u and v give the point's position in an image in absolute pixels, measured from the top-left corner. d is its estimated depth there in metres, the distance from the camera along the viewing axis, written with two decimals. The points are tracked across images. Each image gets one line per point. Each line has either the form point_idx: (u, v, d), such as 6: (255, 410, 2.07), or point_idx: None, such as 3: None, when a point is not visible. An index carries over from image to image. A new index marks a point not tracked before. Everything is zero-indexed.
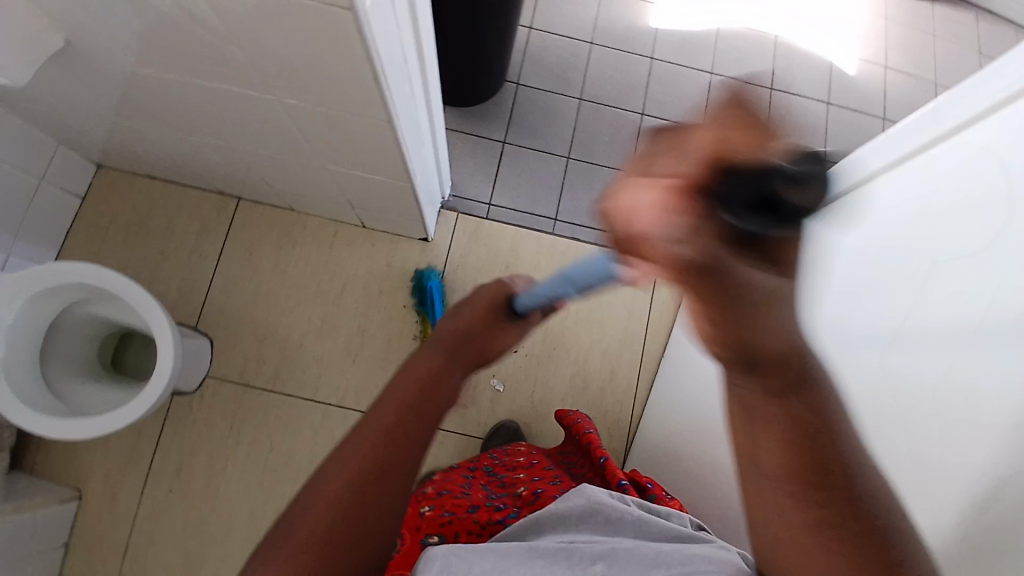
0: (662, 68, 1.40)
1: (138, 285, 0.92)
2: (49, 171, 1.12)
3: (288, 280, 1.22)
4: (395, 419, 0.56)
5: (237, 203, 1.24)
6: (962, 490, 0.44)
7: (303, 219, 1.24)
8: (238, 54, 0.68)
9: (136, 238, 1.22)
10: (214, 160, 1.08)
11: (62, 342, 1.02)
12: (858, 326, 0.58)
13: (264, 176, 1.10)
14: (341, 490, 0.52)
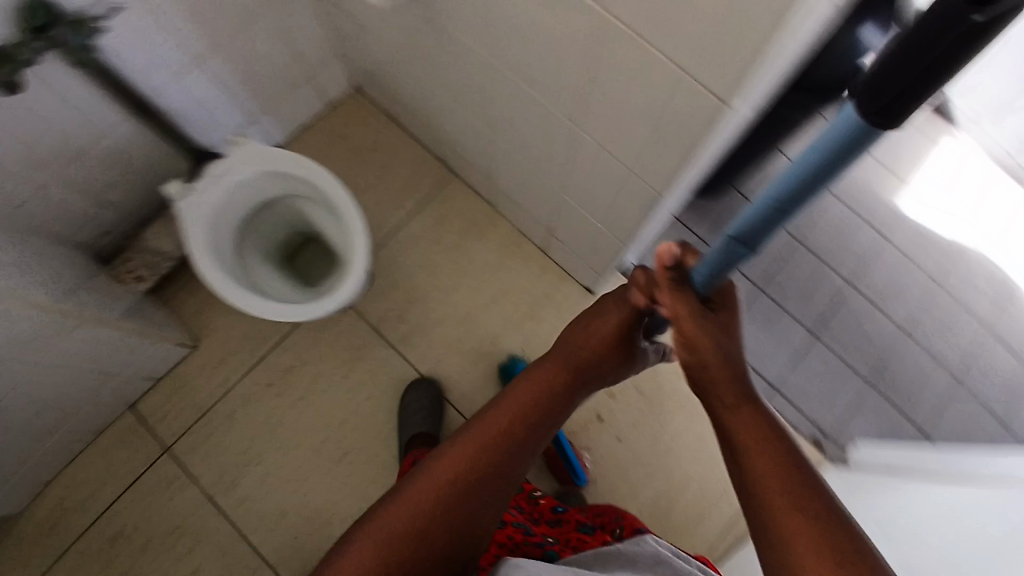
0: (888, 251, 1.35)
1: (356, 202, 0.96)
2: (324, 75, 1.23)
3: (457, 263, 1.27)
4: (489, 443, 0.71)
5: (450, 175, 1.30)
6: None
7: (497, 218, 1.29)
8: (576, 78, 0.71)
9: (355, 162, 1.29)
10: (460, 134, 1.14)
11: (269, 220, 1.08)
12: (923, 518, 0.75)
13: (492, 168, 1.16)
14: (430, 500, 0.68)
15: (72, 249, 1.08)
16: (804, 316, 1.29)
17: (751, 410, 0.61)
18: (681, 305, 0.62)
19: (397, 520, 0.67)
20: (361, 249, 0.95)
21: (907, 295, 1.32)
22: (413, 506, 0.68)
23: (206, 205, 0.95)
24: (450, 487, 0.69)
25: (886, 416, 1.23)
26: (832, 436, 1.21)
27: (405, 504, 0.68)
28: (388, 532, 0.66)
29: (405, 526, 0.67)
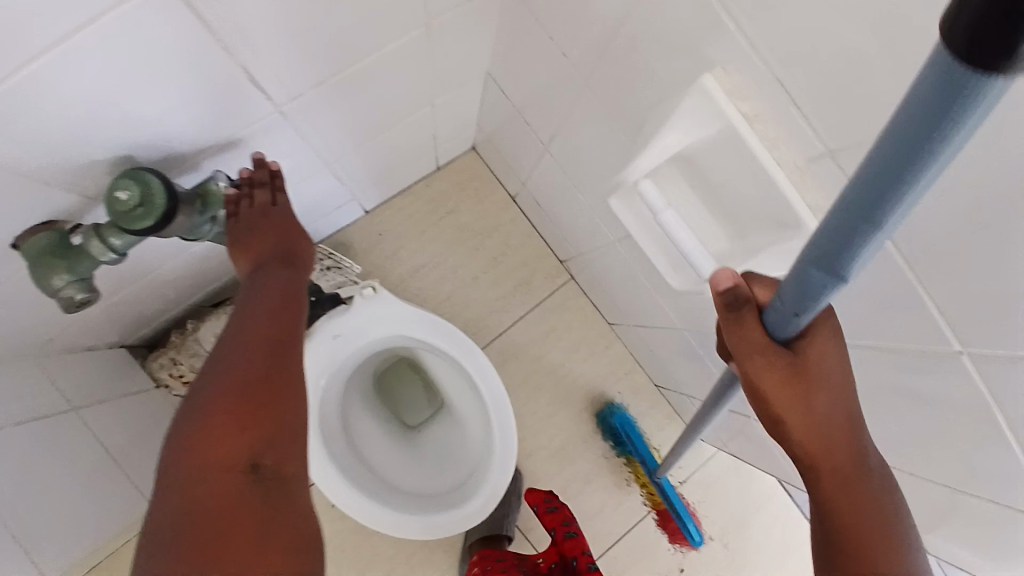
0: None
1: (510, 411, 0.78)
2: (445, 142, 0.95)
3: (559, 385, 1.10)
4: (241, 379, 0.43)
5: (568, 279, 1.10)
6: None
7: (611, 338, 1.11)
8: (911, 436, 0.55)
9: (457, 244, 1.06)
10: (610, 269, 0.92)
11: (375, 360, 0.86)
12: None
13: (638, 312, 0.95)
14: (220, 443, 0.40)
15: (112, 352, 0.87)
16: None
17: (815, 422, 0.41)
18: (774, 369, 0.41)
19: (202, 440, 0.40)
20: (502, 466, 0.78)
21: None
22: (229, 433, 0.41)
23: (321, 369, 0.75)
24: (249, 345, 0.45)
25: None
26: None
27: (215, 409, 0.42)
28: (195, 464, 0.39)
29: (223, 422, 0.41)
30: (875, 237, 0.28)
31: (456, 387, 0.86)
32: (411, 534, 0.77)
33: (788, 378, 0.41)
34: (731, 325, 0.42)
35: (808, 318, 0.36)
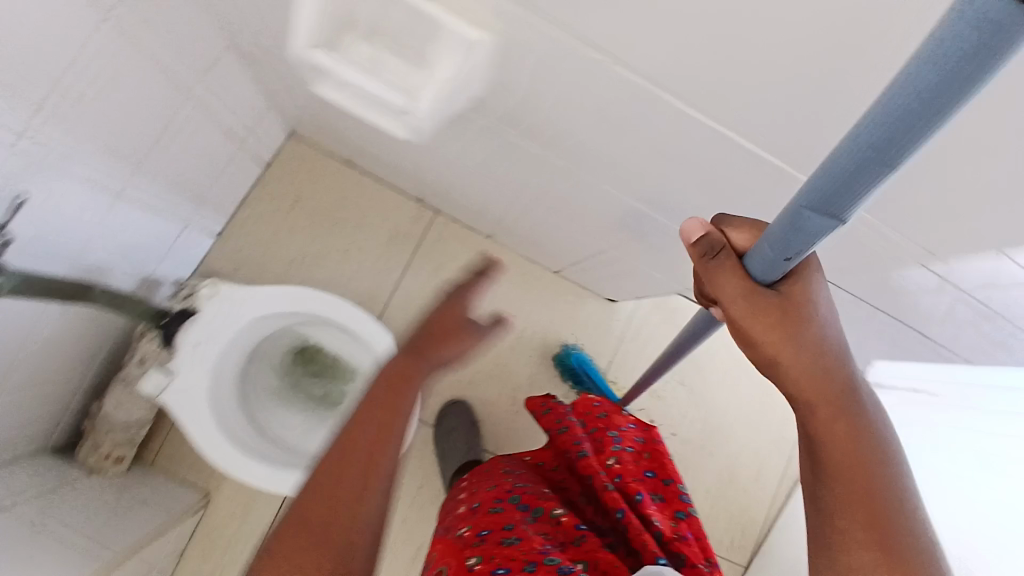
0: None
1: (388, 333, 0.83)
2: (252, 135, 0.98)
3: (469, 311, 1.14)
4: (334, 464, 0.51)
5: (432, 214, 1.13)
6: None
7: (496, 250, 1.15)
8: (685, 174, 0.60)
9: (317, 227, 1.09)
10: (448, 179, 0.97)
11: (263, 351, 0.90)
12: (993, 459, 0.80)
13: (495, 206, 1.00)
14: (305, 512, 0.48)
15: (32, 461, 0.87)
16: None
17: (809, 360, 0.45)
18: (748, 305, 0.44)
19: (317, 480, 0.50)
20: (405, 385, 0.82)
21: None
22: (346, 465, 0.51)
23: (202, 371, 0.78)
24: (340, 443, 0.53)
25: None
26: None
27: (340, 448, 0.53)
28: (320, 491, 0.49)
29: (316, 507, 0.48)
30: (884, 178, 0.32)
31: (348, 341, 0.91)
32: None
33: (769, 309, 0.44)
34: (726, 281, 0.45)
35: (798, 259, 0.41)
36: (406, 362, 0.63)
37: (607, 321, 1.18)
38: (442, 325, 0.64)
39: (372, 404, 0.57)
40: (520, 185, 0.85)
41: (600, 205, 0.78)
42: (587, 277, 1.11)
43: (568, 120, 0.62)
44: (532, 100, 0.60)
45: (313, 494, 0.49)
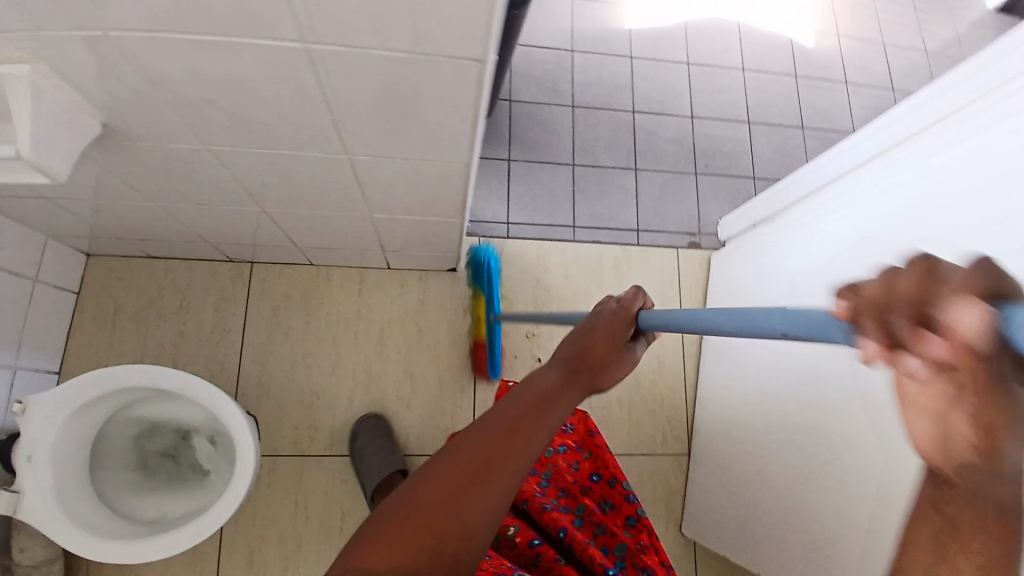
0: (643, 64, 1.43)
1: (208, 386, 0.87)
2: (41, 268, 1.02)
3: (323, 338, 1.16)
4: (466, 475, 0.41)
5: (251, 267, 1.17)
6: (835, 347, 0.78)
7: (326, 272, 1.19)
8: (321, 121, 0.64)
9: (149, 324, 1.13)
10: (229, 228, 1.01)
11: (109, 441, 0.95)
12: (853, 245, 0.82)
13: (286, 234, 1.04)
14: (426, 517, 0.40)
15: None
16: (621, 158, 1.36)
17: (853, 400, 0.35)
18: (939, 405, 0.24)
19: (427, 494, 0.41)
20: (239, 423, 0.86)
21: (679, 90, 1.42)
22: (482, 479, 0.41)
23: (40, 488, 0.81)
24: (446, 474, 0.41)
25: (729, 193, 1.38)
26: (703, 232, 1.35)
27: (459, 468, 0.42)
28: (418, 510, 0.40)
29: (422, 518, 0.40)
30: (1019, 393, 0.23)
31: (188, 407, 0.98)
32: (203, 529, 0.83)
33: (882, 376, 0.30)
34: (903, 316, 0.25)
35: None
36: (552, 378, 0.48)
37: (457, 290, 1.22)
38: (610, 344, 0.51)
39: (524, 406, 0.45)
40: (270, 200, 0.89)
41: (328, 186, 0.82)
42: (415, 259, 1.15)
43: (211, 124, 0.66)
44: (164, 120, 0.64)
45: (421, 510, 0.40)
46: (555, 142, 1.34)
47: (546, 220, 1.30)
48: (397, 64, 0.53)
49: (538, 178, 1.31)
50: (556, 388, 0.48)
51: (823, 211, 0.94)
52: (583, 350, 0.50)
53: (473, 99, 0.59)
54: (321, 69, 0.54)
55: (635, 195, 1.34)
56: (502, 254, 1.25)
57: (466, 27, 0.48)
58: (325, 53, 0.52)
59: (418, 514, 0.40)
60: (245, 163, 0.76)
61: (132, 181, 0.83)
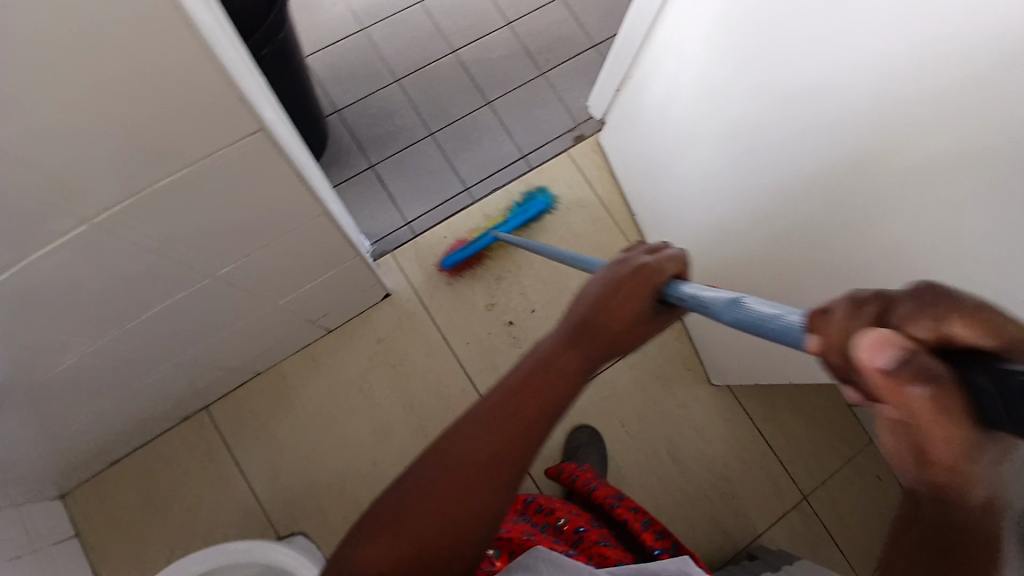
0: (434, 1, 1.36)
1: (251, 542, 0.89)
2: (34, 535, 0.93)
3: (314, 427, 1.13)
4: (496, 412, 0.48)
5: (208, 411, 1.13)
6: (839, 176, 0.73)
7: (276, 371, 1.15)
8: (157, 253, 0.58)
9: (158, 517, 1.08)
10: (164, 391, 0.96)
11: None
12: (809, 70, 0.71)
13: (218, 364, 0.98)
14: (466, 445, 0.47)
15: None
16: (469, 99, 1.31)
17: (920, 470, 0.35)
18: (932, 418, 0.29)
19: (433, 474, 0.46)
20: (296, 556, 0.88)
21: (481, 5, 1.36)
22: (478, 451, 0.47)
23: None
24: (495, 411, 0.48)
25: (581, 72, 1.36)
26: (581, 121, 1.33)
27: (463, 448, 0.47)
28: (433, 482, 0.46)
29: (462, 449, 0.47)
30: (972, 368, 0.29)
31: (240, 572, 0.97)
32: None
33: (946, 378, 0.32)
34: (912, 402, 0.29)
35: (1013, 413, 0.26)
36: (564, 337, 0.52)
37: (403, 310, 1.19)
38: (630, 313, 0.52)
39: (523, 379, 0.49)
40: (179, 350, 0.84)
41: (217, 306, 0.77)
42: (349, 309, 1.11)
43: (62, 322, 0.60)
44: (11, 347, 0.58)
45: (431, 484, 0.46)
46: (402, 123, 1.28)
47: (440, 197, 1.25)
48: (183, 167, 0.50)
49: (408, 164, 1.26)
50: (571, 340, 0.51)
51: (725, 34, 0.82)
52: (606, 304, 0.52)
53: (279, 155, 0.56)
54: (126, 223, 0.52)
55: (503, 126, 1.31)
56: (421, 252, 1.21)
57: (216, 95, 0.45)
58: (102, 192, 0.47)
59: (424, 492, 0.46)
60: (126, 338, 0.71)
61: (43, 418, 0.77)
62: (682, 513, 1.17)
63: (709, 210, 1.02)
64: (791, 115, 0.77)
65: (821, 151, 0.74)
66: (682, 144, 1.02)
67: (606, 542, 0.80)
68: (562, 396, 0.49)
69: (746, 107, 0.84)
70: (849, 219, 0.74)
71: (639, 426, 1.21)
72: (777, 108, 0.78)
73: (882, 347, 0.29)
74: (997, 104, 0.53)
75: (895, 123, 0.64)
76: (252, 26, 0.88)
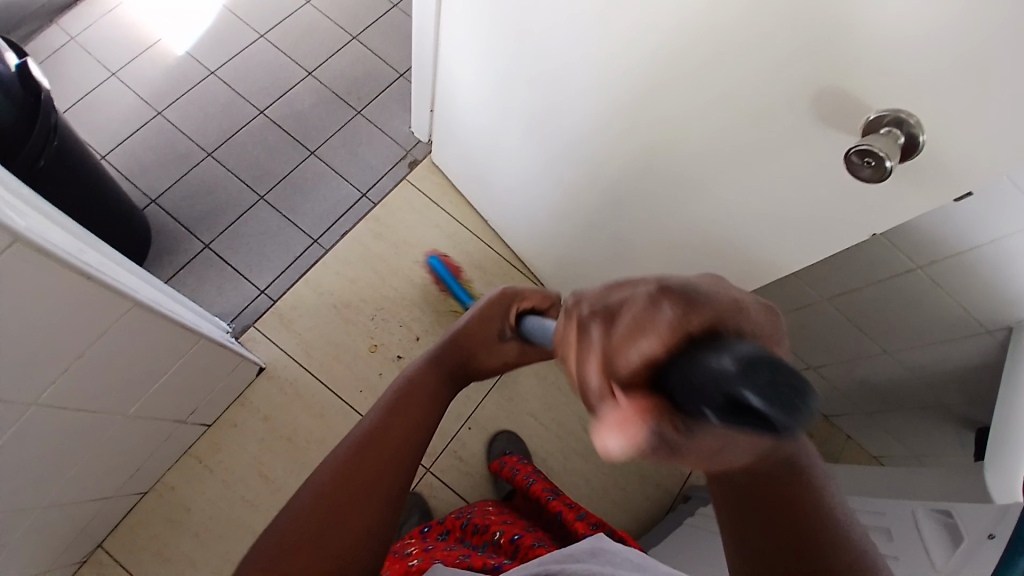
0: (228, 69, 1.33)
1: None
2: None
3: (220, 530, 1.05)
4: None
5: (97, 555, 1.01)
6: (617, 135, 0.80)
7: (162, 486, 1.06)
8: None
9: None
10: (35, 551, 0.85)
11: None
12: (561, 51, 0.78)
13: (89, 499, 0.89)
14: None
15: None
16: (291, 153, 1.29)
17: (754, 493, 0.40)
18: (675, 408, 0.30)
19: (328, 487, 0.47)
20: None
21: (278, 62, 1.36)
22: (370, 461, 0.49)
23: None
24: None
25: (396, 101, 1.38)
26: (409, 146, 1.35)
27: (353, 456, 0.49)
28: None
29: None
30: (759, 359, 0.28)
31: None
32: None
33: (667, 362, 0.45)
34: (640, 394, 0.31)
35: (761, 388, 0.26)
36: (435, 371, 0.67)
37: (283, 379, 1.14)
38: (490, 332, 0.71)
39: None
40: (33, 499, 0.76)
41: (57, 435, 0.71)
42: (222, 396, 1.05)
43: None
44: None
45: None
46: (228, 194, 1.24)
47: (289, 256, 1.22)
48: None
49: (247, 233, 1.22)
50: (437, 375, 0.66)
51: (490, 36, 0.88)
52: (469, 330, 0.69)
53: (50, 260, 0.53)
54: None
55: (334, 170, 1.30)
56: (285, 316, 1.17)
57: None
58: None
59: None
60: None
61: None
62: (613, 482, 1.21)
63: (535, 198, 1.07)
64: (563, 94, 0.83)
65: (597, 119, 0.81)
66: (495, 145, 1.07)
67: (541, 542, 0.81)
68: None
69: (529, 96, 0.89)
70: (644, 170, 0.81)
71: (549, 415, 1.23)
72: (552, 89, 0.84)
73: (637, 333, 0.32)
74: (708, 44, 0.61)
75: (642, 78, 0.71)
76: (14, 149, 0.83)
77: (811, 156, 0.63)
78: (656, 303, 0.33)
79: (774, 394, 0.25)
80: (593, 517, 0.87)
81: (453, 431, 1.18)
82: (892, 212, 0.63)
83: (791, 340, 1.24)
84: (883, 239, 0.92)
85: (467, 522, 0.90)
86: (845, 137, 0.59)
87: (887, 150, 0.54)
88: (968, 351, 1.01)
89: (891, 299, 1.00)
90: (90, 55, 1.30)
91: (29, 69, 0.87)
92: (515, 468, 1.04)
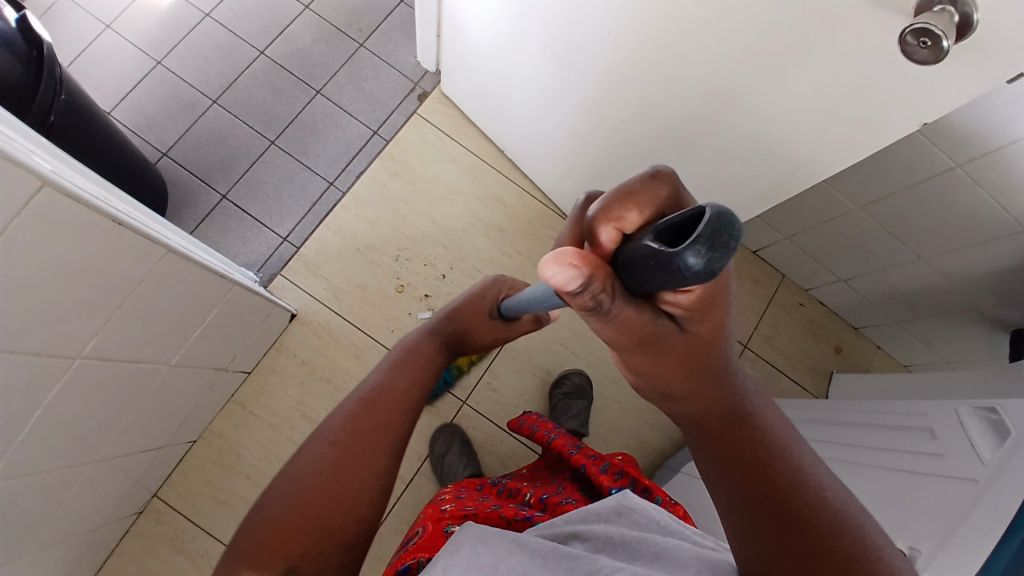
0: (222, 10, 1.27)
1: None
2: None
3: (271, 469, 1.09)
4: (371, 404, 0.60)
5: (158, 498, 1.06)
6: (645, 39, 0.75)
7: (211, 432, 1.10)
8: (6, 355, 0.54)
9: None
10: (102, 496, 0.90)
11: None
12: None
13: (145, 447, 0.93)
14: (344, 434, 0.57)
15: None
16: (297, 95, 1.25)
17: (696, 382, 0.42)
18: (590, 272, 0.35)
19: (304, 482, 0.53)
20: None
21: None
22: (341, 459, 0.55)
23: None
24: (374, 406, 0.60)
25: (398, 31, 1.32)
26: (417, 78, 1.30)
27: (328, 456, 0.55)
28: (312, 480, 0.53)
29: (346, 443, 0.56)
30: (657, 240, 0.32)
31: None
32: None
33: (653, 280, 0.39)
34: (608, 233, 0.34)
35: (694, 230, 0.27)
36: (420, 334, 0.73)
37: (315, 325, 1.15)
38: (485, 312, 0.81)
39: (391, 374, 0.64)
40: (92, 446, 0.78)
41: (108, 385, 0.73)
42: (258, 343, 1.07)
43: None
44: None
45: (310, 478, 0.53)
46: (239, 142, 1.22)
47: (307, 201, 1.21)
48: None
49: (262, 181, 1.20)
50: (418, 339, 0.72)
51: None
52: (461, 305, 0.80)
53: (83, 206, 0.53)
54: None
55: (343, 109, 1.26)
56: (310, 261, 1.17)
57: None
58: None
59: (298, 495, 0.52)
60: (30, 455, 0.66)
61: None
62: (646, 403, 1.23)
63: (555, 118, 1.03)
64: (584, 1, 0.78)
65: (623, 23, 0.76)
66: (510, 65, 1.02)
67: (573, 497, 0.74)
68: (421, 392, 0.65)
69: (546, 6, 0.84)
70: (675, 76, 0.77)
71: (580, 343, 1.24)
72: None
73: (638, 202, 0.34)
74: None
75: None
76: (25, 102, 0.82)
77: (857, 43, 0.59)
78: (657, 178, 0.34)
79: (708, 240, 0.26)
80: (619, 466, 0.80)
81: (486, 364, 1.19)
82: (941, 97, 0.59)
83: (822, 253, 1.21)
84: (923, 138, 0.87)
85: (495, 485, 0.82)
86: (898, 18, 0.55)
87: (945, 29, 0.50)
88: (1008, 252, 0.97)
89: (927, 203, 0.96)
90: (79, 6, 1.24)
91: (29, 22, 0.83)
92: (536, 421, 0.95)
